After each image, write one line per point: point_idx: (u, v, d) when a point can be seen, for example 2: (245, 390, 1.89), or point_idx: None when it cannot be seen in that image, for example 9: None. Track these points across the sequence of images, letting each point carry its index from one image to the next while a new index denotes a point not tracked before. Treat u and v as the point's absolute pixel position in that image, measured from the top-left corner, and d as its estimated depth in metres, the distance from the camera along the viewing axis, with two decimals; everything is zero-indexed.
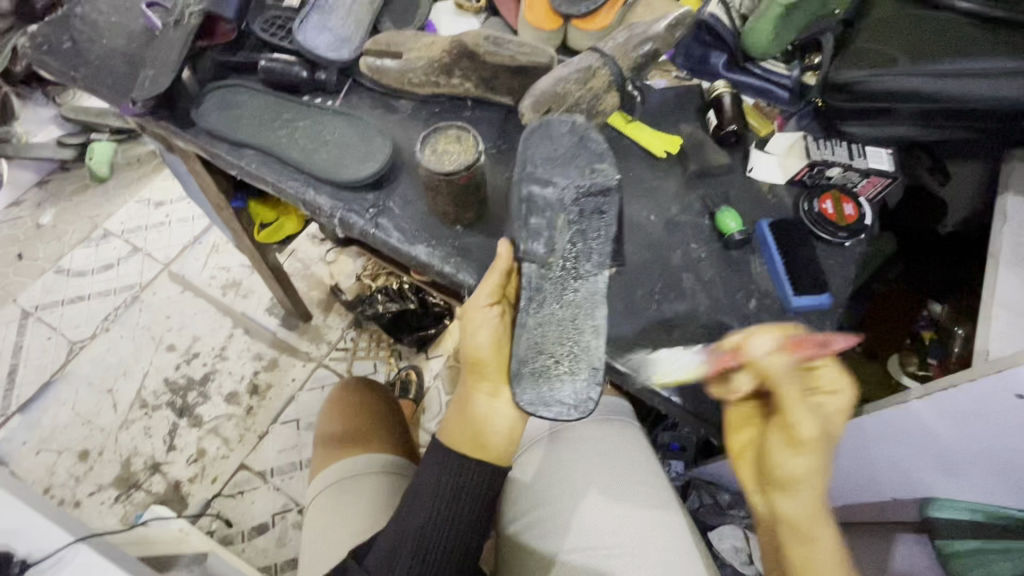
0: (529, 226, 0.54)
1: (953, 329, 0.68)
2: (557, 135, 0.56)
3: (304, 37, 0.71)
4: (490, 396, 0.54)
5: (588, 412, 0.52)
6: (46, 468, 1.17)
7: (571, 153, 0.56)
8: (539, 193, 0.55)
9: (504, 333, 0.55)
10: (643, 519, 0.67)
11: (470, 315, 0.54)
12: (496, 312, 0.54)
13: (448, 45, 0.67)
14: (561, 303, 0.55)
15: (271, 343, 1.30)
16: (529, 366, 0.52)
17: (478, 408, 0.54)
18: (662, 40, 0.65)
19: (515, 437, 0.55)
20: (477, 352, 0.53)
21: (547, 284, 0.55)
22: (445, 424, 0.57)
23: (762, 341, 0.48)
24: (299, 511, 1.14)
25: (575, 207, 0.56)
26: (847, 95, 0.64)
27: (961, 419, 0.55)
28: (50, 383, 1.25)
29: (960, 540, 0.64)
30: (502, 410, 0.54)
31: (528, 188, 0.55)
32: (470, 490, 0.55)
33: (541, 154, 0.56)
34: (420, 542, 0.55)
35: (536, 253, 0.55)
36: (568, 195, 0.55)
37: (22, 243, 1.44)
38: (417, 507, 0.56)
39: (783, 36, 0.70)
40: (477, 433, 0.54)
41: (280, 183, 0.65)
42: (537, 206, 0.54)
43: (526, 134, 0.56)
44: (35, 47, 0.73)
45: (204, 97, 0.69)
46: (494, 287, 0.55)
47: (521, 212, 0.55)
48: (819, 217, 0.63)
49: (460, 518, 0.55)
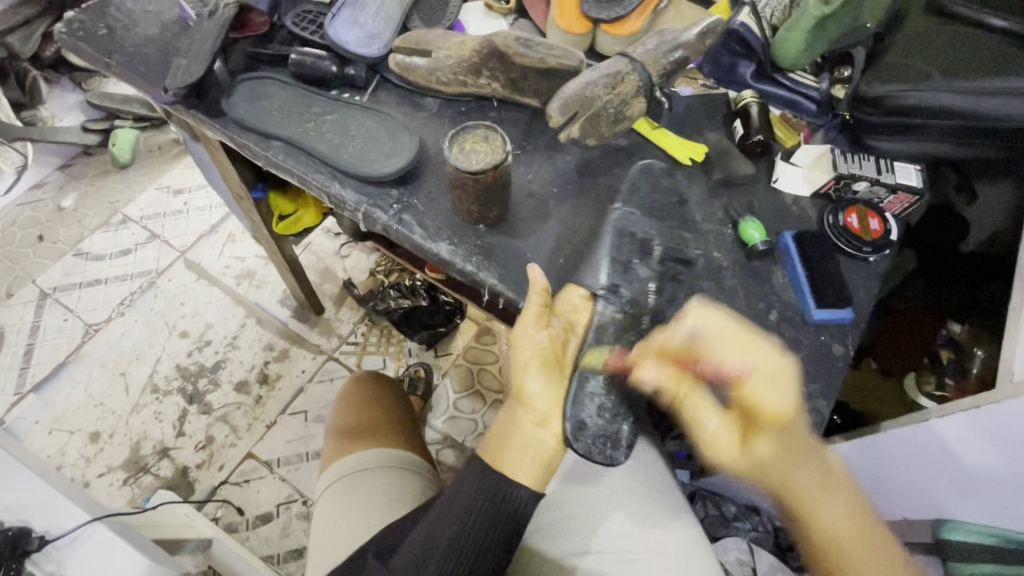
0: (624, 267, 0.55)
1: (971, 349, 0.70)
2: (660, 188, 0.63)
3: (334, 31, 0.72)
4: (538, 423, 0.54)
5: (619, 462, 0.53)
6: (57, 447, 1.18)
7: (663, 210, 0.61)
8: (636, 232, 0.57)
9: (557, 364, 0.55)
10: (655, 527, 0.67)
11: (524, 342, 0.54)
12: (544, 338, 0.55)
13: (477, 44, 0.67)
14: (617, 345, 0.55)
15: (282, 334, 1.31)
16: (579, 404, 0.53)
17: (522, 432, 0.54)
18: (693, 47, 0.65)
19: (551, 469, 0.55)
20: (529, 380, 0.54)
21: (613, 323, 0.54)
22: (488, 439, 0.56)
23: (648, 372, 0.51)
24: (304, 503, 1.14)
25: (661, 265, 0.57)
26: (877, 109, 0.65)
27: (979, 440, 0.54)
28: (64, 364, 1.27)
29: (970, 564, 0.60)
30: (544, 436, 0.54)
31: (628, 228, 0.57)
32: (504, 507, 0.54)
33: (644, 203, 0.61)
34: (449, 555, 0.53)
35: (614, 294, 0.55)
36: (657, 249, 0.57)
37: (43, 225, 1.46)
38: (451, 516, 0.54)
39: (815, 48, 0.70)
40: (514, 457, 0.54)
41: (305, 175, 0.65)
42: (633, 247, 0.56)
43: (635, 176, 0.62)
44: (71, 33, 0.75)
45: (234, 88, 0.70)
46: (539, 309, 0.56)
47: (612, 245, 0.56)
48: (845, 232, 0.62)
49: (493, 536, 0.54)
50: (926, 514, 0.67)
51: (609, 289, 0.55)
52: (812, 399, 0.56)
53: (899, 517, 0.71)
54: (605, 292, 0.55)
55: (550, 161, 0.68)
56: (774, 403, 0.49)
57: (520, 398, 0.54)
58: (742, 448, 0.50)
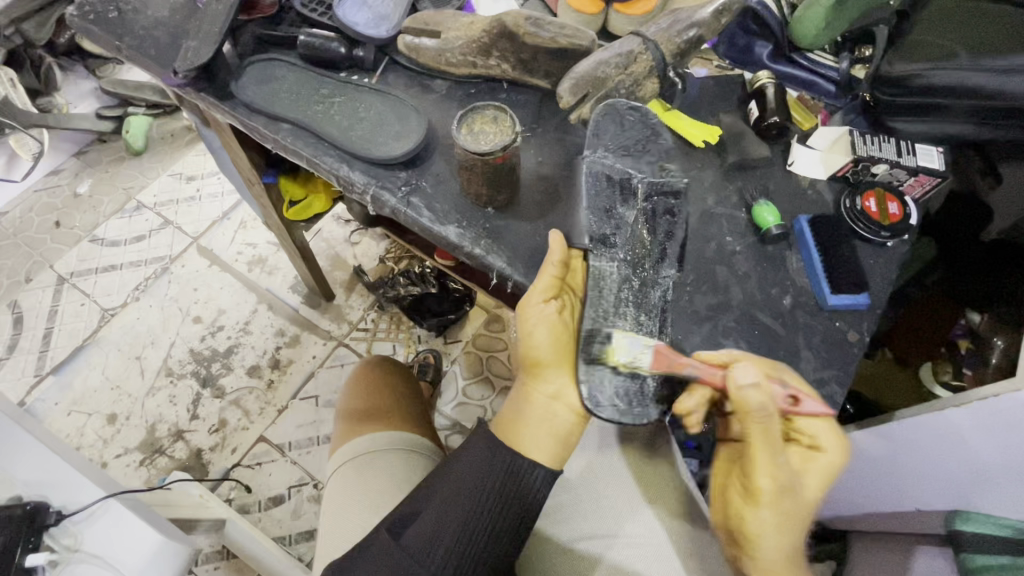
0: (607, 215, 0.56)
1: (991, 338, 0.66)
2: (628, 125, 0.59)
3: (343, 12, 0.71)
4: (550, 394, 0.54)
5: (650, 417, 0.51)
6: (76, 428, 1.21)
7: (640, 145, 0.58)
8: (611, 174, 0.57)
9: (564, 330, 0.54)
10: (665, 513, 0.67)
11: (526, 312, 0.54)
12: (551, 307, 0.54)
13: (487, 25, 0.66)
14: (620, 298, 0.54)
15: (293, 320, 1.32)
16: (595, 369, 0.51)
17: (536, 405, 0.54)
18: (709, 26, 0.64)
19: (569, 442, 0.55)
20: (535, 351, 0.53)
21: (613, 278, 0.54)
22: (502, 416, 0.57)
23: (691, 400, 0.50)
24: (315, 486, 1.16)
25: (645, 204, 0.57)
26: (900, 89, 0.63)
27: (998, 429, 0.53)
28: (82, 348, 1.29)
29: (985, 555, 0.57)
30: (559, 408, 0.54)
31: (601, 170, 0.57)
32: (517, 485, 0.54)
33: (614, 141, 0.58)
34: (461, 533, 0.53)
35: (605, 245, 0.55)
36: (637, 185, 0.57)
37: (60, 211, 1.49)
38: (465, 493, 0.53)
39: (835, 27, 0.68)
40: (530, 432, 0.54)
41: (315, 158, 0.65)
42: (613, 192, 0.56)
43: (598, 117, 0.58)
44: (82, 16, 0.75)
45: (243, 70, 0.70)
46: (551, 281, 0.55)
47: (589, 192, 0.56)
48: (862, 215, 0.61)
49: (504, 514, 0.54)
50: (940, 505, 0.66)
51: (598, 240, 0.55)
52: (825, 384, 0.55)
53: (912, 509, 0.71)
54: (593, 244, 0.55)
55: (561, 143, 0.67)
56: (777, 472, 0.47)
57: (531, 371, 0.54)
58: (744, 500, 0.49)
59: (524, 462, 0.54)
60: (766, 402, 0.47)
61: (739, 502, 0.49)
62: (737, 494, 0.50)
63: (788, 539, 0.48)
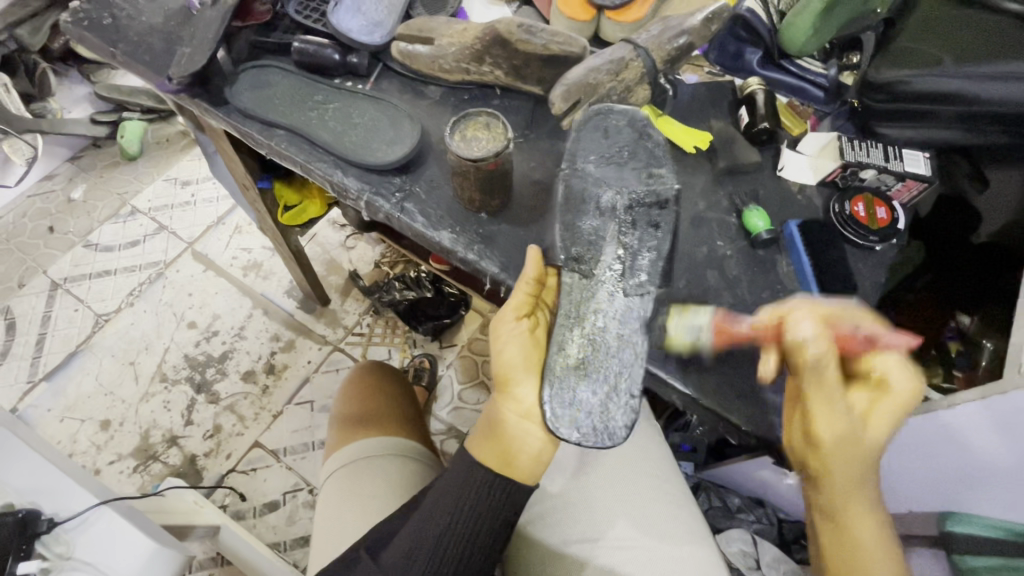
0: (578, 232, 0.56)
1: (980, 341, 0.62)
2: (615, 131, 0.57)
3: (337, 19, 0.72)
4: (520, 413, 0.53)
5: (617, 442, 0.51)
6: (70, 435, 1.20)
7: (628, 151, 0.56)
8: (588, 189, 0.56)
9: (535, 347, 0.54)
10: (659, 514, 0.67)
11: (498, 331, 0.54)
12: (524, 325, 0.54)
13: (479, 32, 0.67)
14: (594, 315, 0.54)
15: (288, 325, 1.32)
16: (565, 385, 0.52)
17: (507, 425, 0.53)
18: (698, 33, 0.64)
19: (542, 460, 0.54)
20: (506, 368, 0.53)
21: (587, 295, 0.55)
22: (476, 439, 0.56)
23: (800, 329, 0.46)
24: (310, 491, 1.16)
25: (627, 216, 0.56)
26: (885, 95, 0.66)
27: (990, 432, 0.54)
28: (75, 354, 1.29)
29: (976, 556, 0.59)
30: (530, 427, 0.53)
31: (580, 186, 0.56)
32: (496, 501, 0.54)
33: (596, 151, 0.56)
34: (439, 551, 0.54)
35: (579, 262, 0.55)
36: (615, 200, 0.55)
37: (54, 216, 1.48)
38: (444, 509, 0.54)
39: (823, 34, 0.70)
40: (501, 451, 0.54)
41: (308, 163, 0.65)
42: (588, 206, 0.56)
43: (577, 132, 0.57)
44: (77, 23, 0.75)
45: (238, 76, 0.70)
46: (525, 298, 0.55)
47: (563, 210, 0.56)
48: (851, 219, 0.62)
49: (482, 529, 0.54)
50: (928, 507, 0.67)
51: (571, 257, 0.55)
52: None
53: (904, 511, 0.71)
54: (567, 261, 0.55)
55: (554, 149, 0.67)
56: (882, 422, 0.46)
57: (502, 388, 0.54)
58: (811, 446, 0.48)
59: (502, 480, 0.54)
60: (829, 360, 0.46)
61: (839, 486, 0.47)
62: (838, 460, 0.46)
63: (862, 504, 0.47)
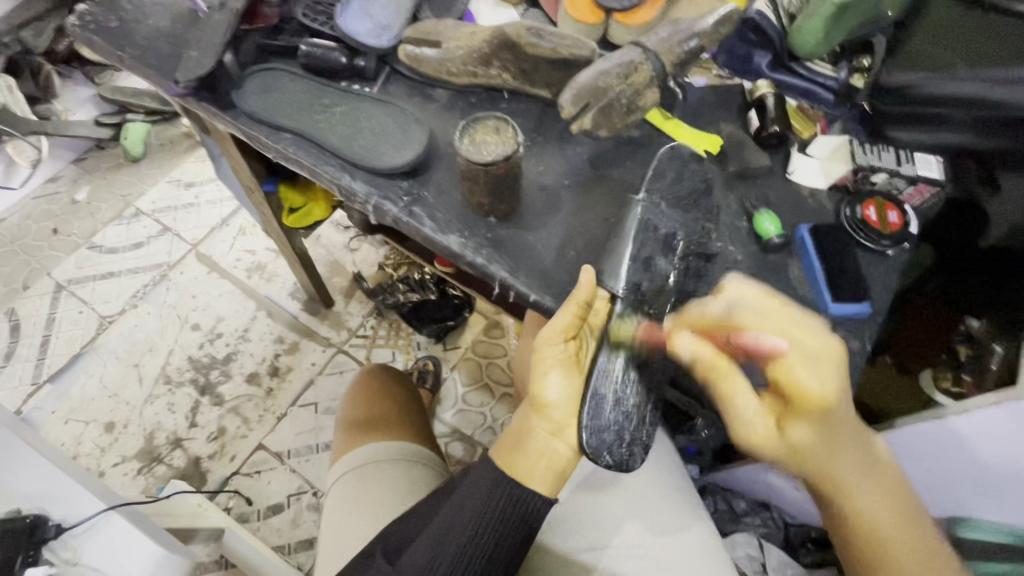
0: (642, 265, 0.55)
1: (990, 345, 0.63)
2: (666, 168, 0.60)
3: (344, 22, 0.71)
4: (551, 432, 0.53)
5: (633, 468, 0.54)
6: (74, 437, 1.20)
7: (692, 199, 0.59)
8: (659, 227, 0.56)
9: (574, 371, 0.54)
10: (668, 518, 0.67)
11: (542, 348, 0.54)
12: (569, 348, 0.54)
13: (488, 35, 0.66)
14: (640, 345, 0.54)
15: (292, 327, 1.32)
16: (598, 413, 0.53)
17: (536, 440, 0.53)
18: (708, 36, 0.64)
19: (563, 479, 0.55)
20: (545, 388, 0.53)
21: (632, 328, 0.54)
22: (503, 449, 0.56)
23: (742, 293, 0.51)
24: (314, 494, 1.15)
25: (682, 262, 0.57)
26: (897, 98, 0.67)
27: (998, 438, 0.53)
28: (79, 355, 1.29)
29: (985, 563, 0.58)
30: (558, 447, 0.53)
31: (645, 215, 0.56)
32: (509, 512, 0.54)
33: (668, 193, 0.58)
34: (452, 562, 0.53)
35: (635, 296, 0.54)
36: (680, 244, 0.57)
37: (58, 218, 1.48)
38: (457, 518, 0.54)
39: (833, 37, 0.69)
40: (528, 468, 0.53)
41: (316, 167, 0.65)
42: (652, 240, 0.56)
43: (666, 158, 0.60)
44: (84, 26, 0.75)
45: (245, 80, 0.70)
46: (573, 319, 0.53)
47: (635, 240, 0.55)
48: (862, 224, 0.61)
49: (496, 540, 0.54)
50: (942, 512, 0.66)
51: (629, 290, 0.54)
52: None
53: None
54: (625, 294, 0.54)
55: (562, 152, 0.67)
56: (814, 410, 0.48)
57: (537, 404, 0.54)
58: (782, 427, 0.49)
59: (523, 496, 0.53)
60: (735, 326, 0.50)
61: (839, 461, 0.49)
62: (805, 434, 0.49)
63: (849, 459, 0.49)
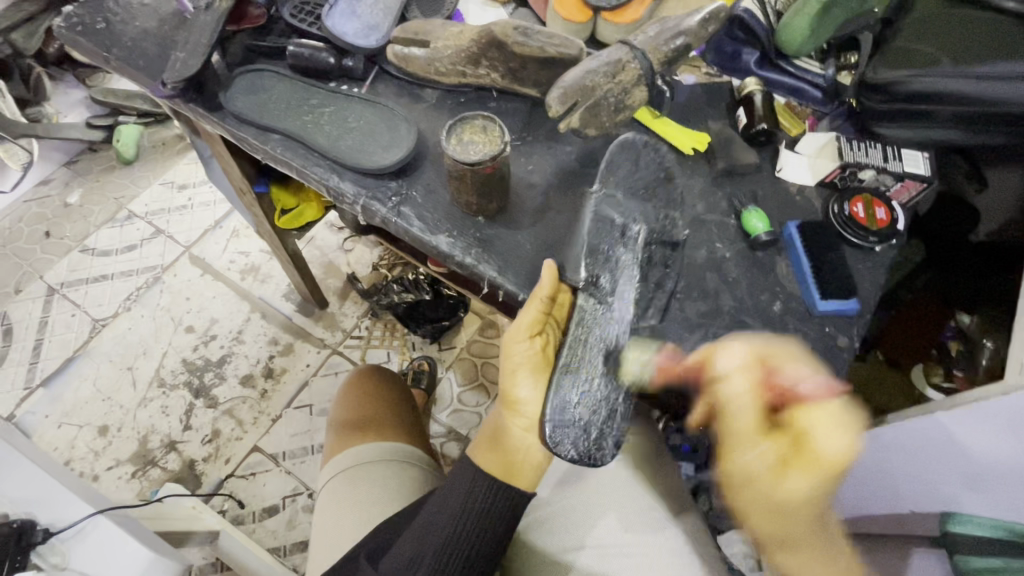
0: (601, 257, 0.54)
1: (980, 340, 0.65)
2: (646, 164, 0.59)
3: (332, 23, 0.71)
4: (525, 428, 0.54)
5: (605, 462, 0.52)
6: (67, 441, 1.19)
7: (648, 189, 0.59)
8: (614, 217, 0.55)
9: (542, 366, 0.54)
10: (658, 516, 0.67)
11: (509, 347, 0.53)
12: (535, 345, 0.53)
13: (476, 34, 0.66)
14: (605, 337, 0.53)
15: (286, 328, 1.32)
16: (564, 408, 0.51)
17: (511, 436, 0.54)
18: (696, 34, 0.64)
19: (542, 469, 0.55)
20: (515, 386, 0.53)
21: (595, 322, 0.53)
22: (480, 446, 0.56)
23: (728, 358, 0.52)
24: (310, 496, 1.15)
25: (646, 251, 0.56)
26: (885, 95, 0.63)
27: (989, 433, 0.54)
28: (72, 359, 1.28)
29: (979, 557, 0.58)
30: (534, 441, 0.54)
31: (606, 211, 0.55)
32: (497, 511, 0.54)
33: (624, 184, 0.58)
34: (441, 561, 0.54)
35: (596, 286, 0.54)
36: (638, 233, 0.55)
37: (50, 221, 1.47)
38: (445, 519, 0.54)
39: (820, 34, 0.69)
40: (503, 462, 0.54)
41: (304, 168, 0.65)
42: (632, 238, 0.55)
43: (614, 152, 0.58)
44: (70, 28, 0.74)
45: (232, 81, 0.69)
46: (536, 316, 0.53)
47: (590, 232, 0.55)
48: (850, 220, 0.62)
49: (484, 539, 0.54)
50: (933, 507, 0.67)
51: (591, 281, 0.53)
52: None
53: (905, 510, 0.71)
54: (587, 285, 0.53)
55: (551, 151, 0.67)
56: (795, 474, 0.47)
57: (510, 402, 0.54)
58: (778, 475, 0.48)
59: (507, 491, 0.54)
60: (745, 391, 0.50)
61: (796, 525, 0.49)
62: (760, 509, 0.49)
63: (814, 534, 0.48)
